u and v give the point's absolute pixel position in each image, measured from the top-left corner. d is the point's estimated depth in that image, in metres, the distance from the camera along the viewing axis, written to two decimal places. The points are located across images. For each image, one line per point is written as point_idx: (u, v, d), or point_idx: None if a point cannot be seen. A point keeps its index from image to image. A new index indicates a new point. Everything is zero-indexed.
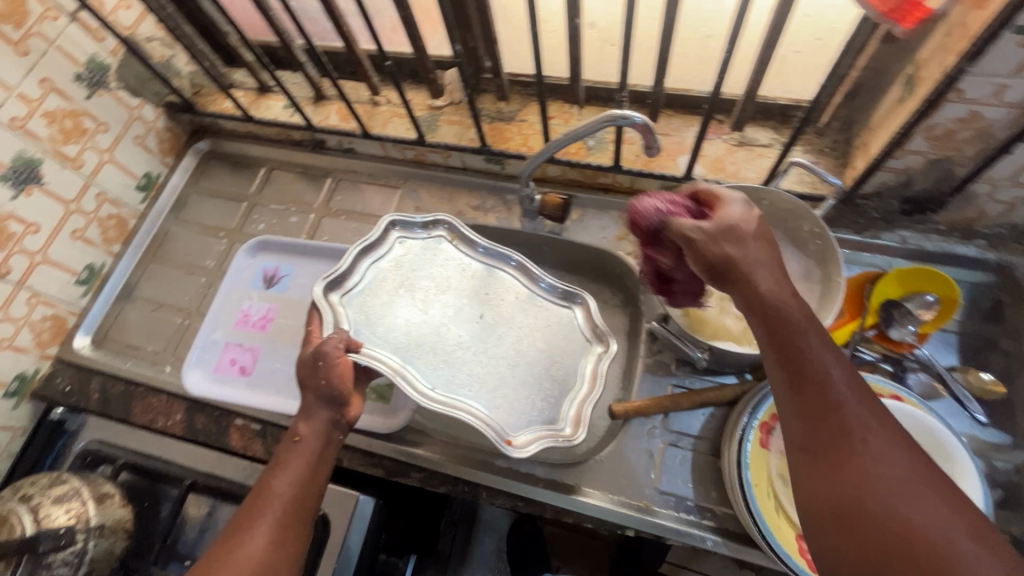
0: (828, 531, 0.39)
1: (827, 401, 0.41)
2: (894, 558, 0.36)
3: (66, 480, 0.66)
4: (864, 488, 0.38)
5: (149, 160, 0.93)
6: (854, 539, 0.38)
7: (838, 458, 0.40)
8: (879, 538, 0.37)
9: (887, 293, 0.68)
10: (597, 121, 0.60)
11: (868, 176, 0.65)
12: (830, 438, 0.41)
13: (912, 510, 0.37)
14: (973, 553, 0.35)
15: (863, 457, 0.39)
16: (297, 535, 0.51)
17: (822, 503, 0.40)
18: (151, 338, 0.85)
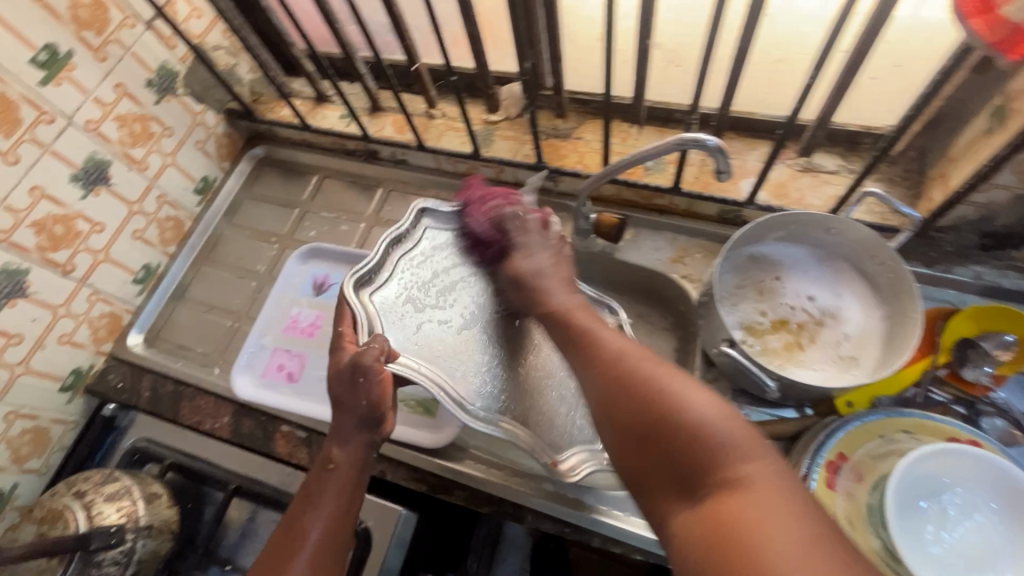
0: (638, 441, 0.42)
1: (600, 355, 0.49)
2: (677, 464, 0.40)
3: (117, 478, 0.66)
4: (641, 404, 0.43)
5: (207, 165, 0.95)
6: (645, 448, 0.42)
7: (614, 384, 0.46)
8: (667, 446, 0.41)
9: (961, 331, 0.64)
10: (670, 143, 0.59)
11: (947, 209, 0.63)
12: (607, 371, 0.47)
13: (716, 430, 0.40)
14: (752, 467, 0.38)
15: (643, 378, 0.44)
16: (332, 567, 0.53)
17: (609, 417, 0.45)
18: (202, 340, 0.86)
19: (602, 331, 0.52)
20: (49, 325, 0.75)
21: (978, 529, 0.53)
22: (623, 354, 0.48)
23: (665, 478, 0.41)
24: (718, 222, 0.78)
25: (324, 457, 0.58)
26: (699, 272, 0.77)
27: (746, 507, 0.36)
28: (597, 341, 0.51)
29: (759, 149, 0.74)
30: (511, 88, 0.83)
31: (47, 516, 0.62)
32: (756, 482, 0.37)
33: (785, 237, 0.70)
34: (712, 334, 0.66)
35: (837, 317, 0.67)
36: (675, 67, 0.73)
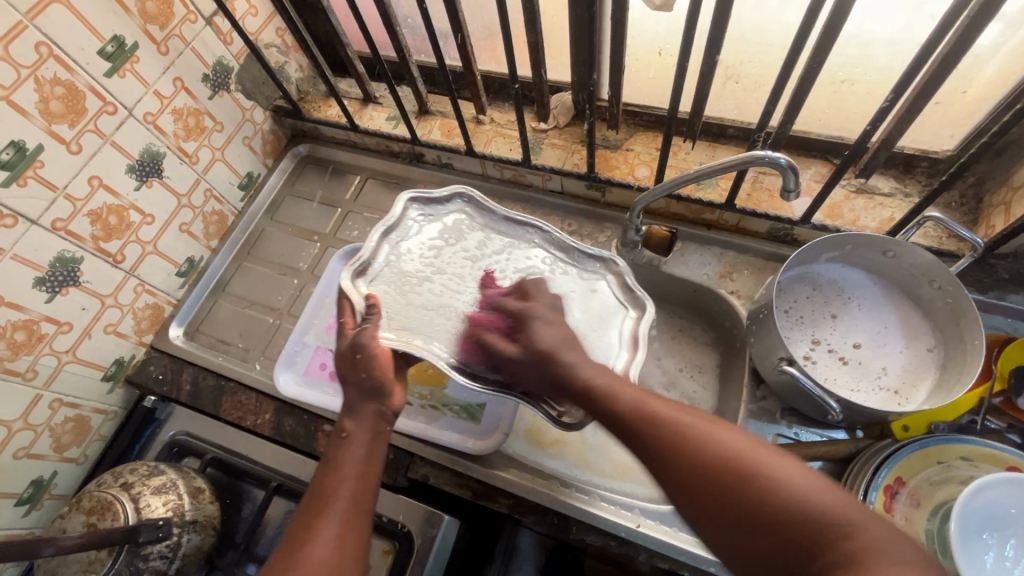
0: (736, 528, 0.39)
1: (654, 434, 0.45)
2: (787, 550, 0.37)
3: (164, 471, 0.66)
4: (732, 492, 0.40)
5: (253, 161, 0.95)
6: (745, 535, 0.39)
7: (687, 474, 0.42)
8: (774, 532, 0.38)
9: (1017, 360, 0.64)
10: (736, 161, 0.59)
11: (1010, 237, 0.62)
12: (671, 458, 0.43)
13: (822, 504, 0.37)
14: (869, 536, 0.36)
15: (723, 461, 0.41)
16: (360, 533, 0.49)
17: (695, 508, 0.42)
18: (243, 335, 0.87)
19: (636, 405, 0.47)
20: (96, 314, 0.75)
21: None
22: (689, 431, 0.44)
23: (782, 563, 0.38)
24: (767, 240, 0.78)
25: (340, 427, 0.54)
26: (747, 288, 0.76)
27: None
28: (646, 424, 0.46)
29: (815, 168, 0.74)
30: (563, 97, 0.83)
31: (95, 507, 0.62)
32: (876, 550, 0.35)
33: (840, 257, 0.70)
34: (765, 352, 0.66)
35: (889, 344, 0.67)
36: (734, 84, 0.73)
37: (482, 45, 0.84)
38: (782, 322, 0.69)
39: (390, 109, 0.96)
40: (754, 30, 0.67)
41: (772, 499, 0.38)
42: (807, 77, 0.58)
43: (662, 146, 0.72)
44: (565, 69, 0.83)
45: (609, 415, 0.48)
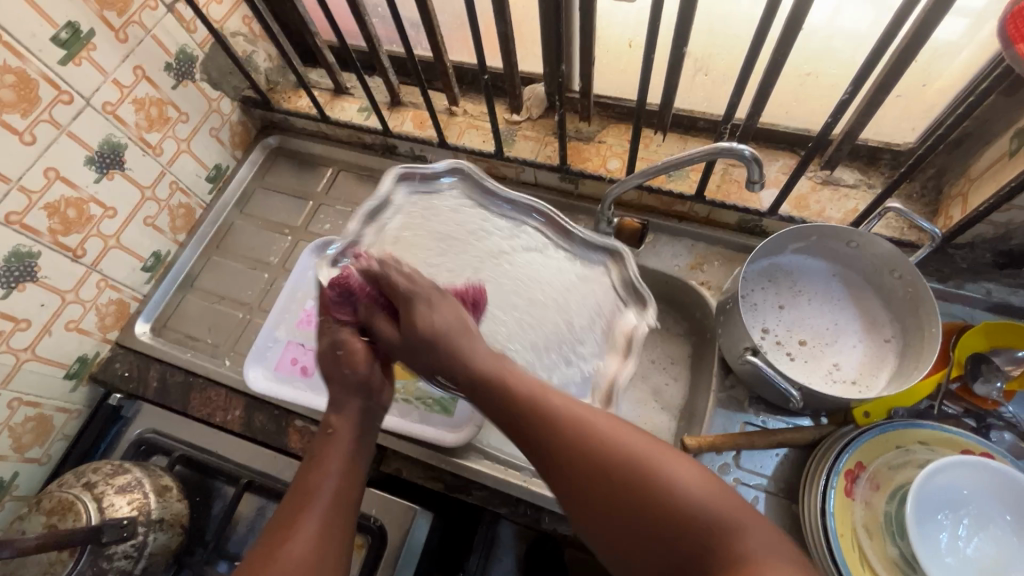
0: (617, 520, 0.41)
1: (547, 426, 0.45)
2: (676, 552, 0.39)
3: (129, 470, 0.65)
4: (620, 491, 0.41)
5: (220, 153, 0.93)
6: (625, 529, 0.40)
7: (576, 464, 0.43)
8: (664, 537, 0.39)
9: (974, 346, 0.66)
10: (701, 152, 0.60)
11: (967, 227, 0.64)
12: (564, 448, 0.44)
13: (708, 510, 0.39)
14: (750, 539, 0.38)
15: (616, 463, 0.42)
16: (346, 515, 0.48)
17: (577, 495, 0.42)
18: (212, 331, 0.85)
19: (531, 391, 0.47)
20: (56, 311, 0.72)
21: (993, 539, 0.54)
22: (591, 422, 0.44)
23: (657, 555, 0.39)
24: (736, 231, 0.79)
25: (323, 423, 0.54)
26: (717, 279, 0.77)
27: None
28: (540, 406, 0.46)
29: (782, 160, 0.75)
30: (535, 88, 0.83)
31: (56, 507, 0.61)
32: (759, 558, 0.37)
33: (804, 248, 0.71)
34: (733, 341, 0.66)
35: (851, 333, 0.69)
36: (703, 76, 0.73)
37: (453, 35, 0.83)
38: (749, 311, 0.70)
39: (362, 100, 0.94)
40: (722, 22, 0.67)
41: (662, 503, 0.39)
42: (772, 70, 0.59)
43: (633, 138, 0.73)
44: (537, 60, 0.82)
45: (504, 398, 0.47)
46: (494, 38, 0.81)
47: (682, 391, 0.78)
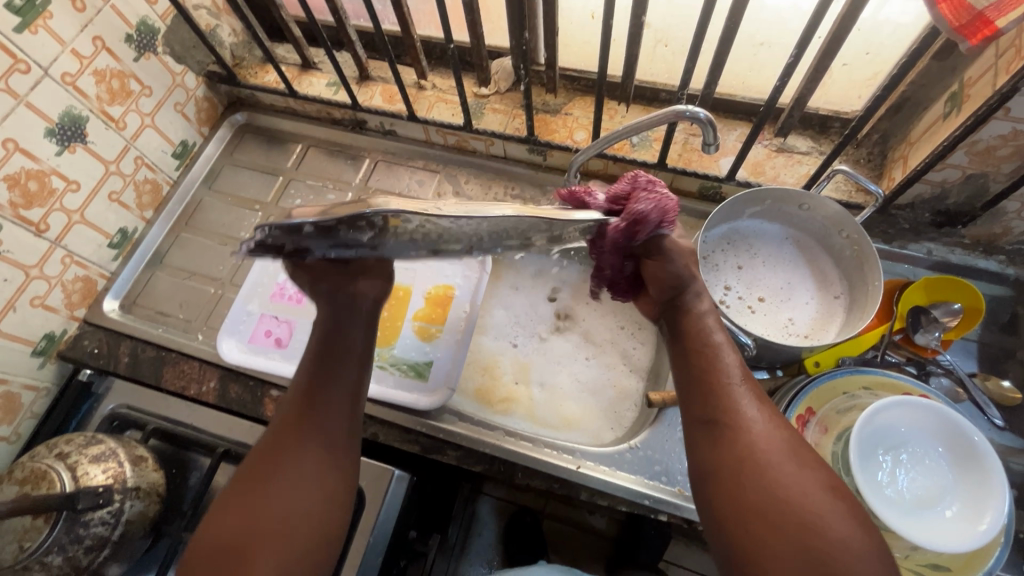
0: (761, 520, 0.44)
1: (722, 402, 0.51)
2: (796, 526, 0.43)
3: (102, 440, 0.65)
4: (775, 501, 0.44)
5: (186, 129, 0.92)
6: (762, 528, 0.44)
7: (744, 465, 0.47)
8: (791, 515, 0.43)
9: (914, 301, 0.70)
10: (660, 116, 0.62)
11: (907, 187, 0.68)
12: (739, 449, 0.48)
13: (853, 548, 0.41)
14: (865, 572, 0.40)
15: (783, 483, 0.45)
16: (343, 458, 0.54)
17: (736, 490, 0.46)
18: (183, 306, 0.85)
19: (738, 397, 0.51)
20: (21, 286, 0.71)
21: (928, 472, 0.58)
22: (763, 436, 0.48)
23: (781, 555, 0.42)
24: (698, 199, 0.82)
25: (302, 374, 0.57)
26: None
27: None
28: (731, 410, 0.50)
29: (739, 129, 0.79)
30: (503, 62, 0.85)
31: (29, 476, 0.61)
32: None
33: (760, 212, 0.75)
34: None
35: (804, 291, 0.73)
36: (663, 47, 0.76)
37: (420, 9, 0.84)
38: (709, 273, 0.73)
39: (330, 75, 0.94)
40: None
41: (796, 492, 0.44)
42: (725, 38, 0.62)
43: (597, 107, 0.75)
44: (503, 34, 0.84)
45: (699, 388, 0.53)
46: (460, 12, 0.82)
47: (649, 355, 0.81)
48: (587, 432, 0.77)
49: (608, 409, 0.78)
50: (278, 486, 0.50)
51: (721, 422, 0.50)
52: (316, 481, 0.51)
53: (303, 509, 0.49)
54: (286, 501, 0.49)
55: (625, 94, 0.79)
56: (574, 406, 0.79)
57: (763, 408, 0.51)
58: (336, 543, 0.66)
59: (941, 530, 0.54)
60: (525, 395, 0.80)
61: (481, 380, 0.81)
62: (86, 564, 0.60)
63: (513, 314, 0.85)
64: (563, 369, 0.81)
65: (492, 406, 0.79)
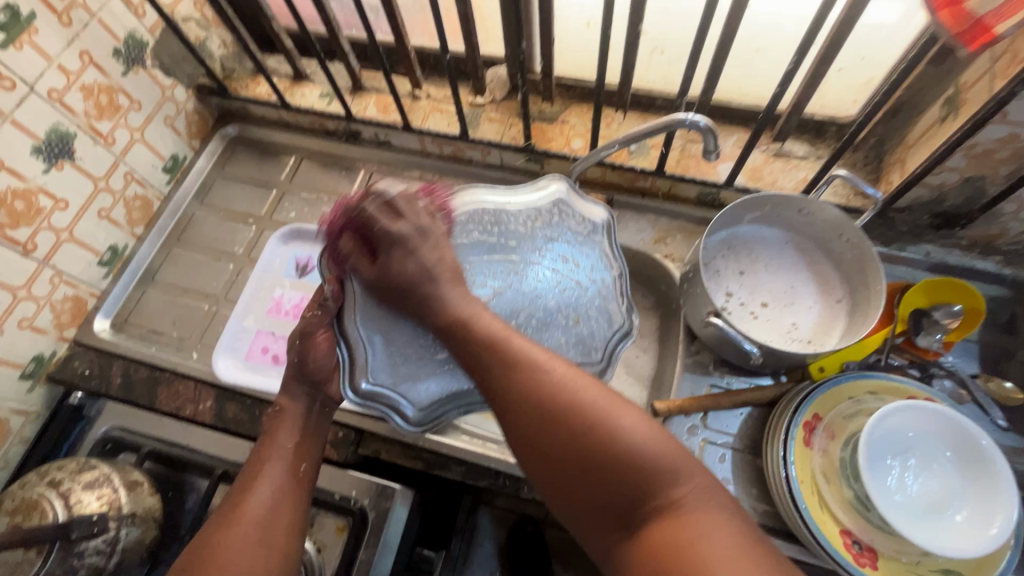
0: (569, 472, 0.41)
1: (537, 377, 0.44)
2: (595, 476, 0.40)
3: (96, 466, 0.63)
4: (567, 441, 0.41)
5: (177, 142, 0.91)
6: (565, 471, 0.41)
7: (552, 421, 0.42)
8: (594, 470, 0.40)
9: (914, 303, 0.71)
10: (659, 125, 0.62)
11: (905, 191, 0.69)
12: (538, 400, 0.43)
13: (641, 457, 0.40)
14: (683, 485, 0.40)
15: (575, 433, 0.41)
16: (302, 487, 0.54)
17: (547, 455, 0.42)
18: (177, 324, 0.83)
19: (525, 352, 0.46)
20: (8, 308, 0.69)
21: (935, 476, 0.58)
22: (567, 380, 0.43)
23: (597, 508, 0.41)
24: (696, 205, 0.82)
25: (273, 408, 0.60)
26: (680, 251, 0.80)
27: (687, 530, 0.38)
28: (517, 369, 0.45)
29: (737, 135, 0.79)
30: (497, 71, 0.84)
31: (20, 507, 0.59)
32: (693, 507, 0.39)
33: (760, 217, 0.75)
34: (695, 308, 0.69)
35: (806, 296, 0.73)
36: (659, 54, 0.76)
37: (414, 18, 0.83)
38: (711, 279, 0.73)
39: (323, 86, 0.93)
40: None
41: (598, 435, 0.41)
42: (722, 46, 0.62)
43: (594, 116, 0.75)
44: (497, 43, 0.83)
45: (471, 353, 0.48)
46: (455, 22, 0.81)
47: (651, 363, 0.81)
48: None
49: None
50: (248, 512, 0.49)
51: (517, 380, 0.44)
52: (276, 500, 0.51)
53: (270, 530, 0.49)
54: (253, 526, 0.48)
55: (622, 101, 0.79)
56: None
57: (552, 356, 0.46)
58: (339, 564, 0.65)
59: (950, 535, 0.54)
60: None
61: None
62: None
63: None
64: None
65: None
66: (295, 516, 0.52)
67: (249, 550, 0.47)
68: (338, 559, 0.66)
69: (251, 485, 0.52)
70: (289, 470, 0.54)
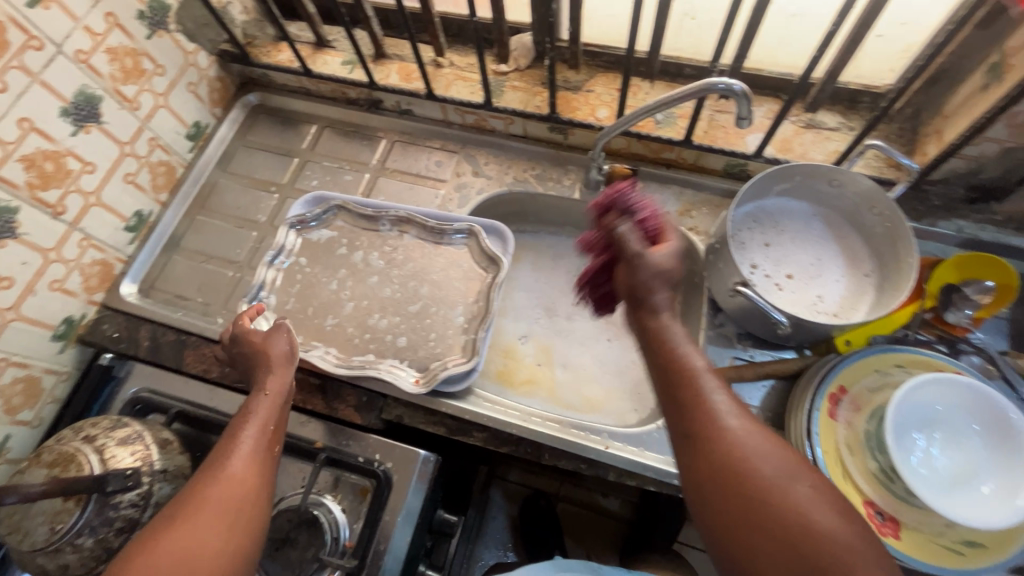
0: (748, 536, 0.40)
1: (702, 411, 0.45)
2: (798, 554, 0.38)
3: (128, 424, 0.65)
4: (774, 509, 0.40)
5: (200, 110, 0.91)
6: (751, 541, 0.40)
7: (737, 485, 0.41)
8: (794, 544, 0.38)
9: (945, 279, 0.69)
10: (692, 90, 0.61)
11: (941, 162, 0.67)
12: (732, 468, 0.42)
13: (848, 548, 0.37)
14: (868, 572, 0.37)
15: (761, 499, 0.40)
16: (276, 435, 0.57)
17: (728, 517, 0.41)
18: (202, 290, 0.84)
19: (719, 407, 0.45)
20: (40, 269, 0.70)
21: (962, 450, 0.58)
22: (753, 440, 0.43)
23: None
24: (723, 177, 0.81)
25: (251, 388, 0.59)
26: (705, 224, 0.79)
27: None
28: (712, 419, 0.44)
29: (767, 106, 0.77)
30: (522, 38, 0.83)
31: (57, 459, 0.60)
32: None
33: (789, 189, 0.73)
34: (721, 279, 0.69)
35: (834, 270, 0.71)
36: (689, 21, 0.74)
37: None
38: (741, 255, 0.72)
39: (345, 53, 0.92)
40: None
41: (796, 516, 0.39)
42: (758, 10, 0.60)
43: (622, 83, 0.73)
44: (523, 8, 0.82)
45: (666, 383, 0.48)
46: None
47: None
48: (611, 414, 0.77)
49: (632, 391, 0.79)
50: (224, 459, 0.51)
51: (700, 436, 0.44)
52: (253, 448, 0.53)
53: (245, 477, 0.50)
54: (228, 470, 0.50)
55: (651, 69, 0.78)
56: (598, 388, 0.79)
57: (743, 417, 0.45)
58: (364, 523, 0.67)
59: (973, 507, 0.53)
60: (547, 376, 0.81)
61: (503, 362, 0.82)
62: (117, 546, 0.60)
63: (535, 296, 0.87)
64: (586, 352, 0.82)
65: (514, 388, 0.80)
66: (267, 487, 0.52)
67: (228, 488, 0.49)
68: (362, 518, 0.68)
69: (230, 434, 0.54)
70: (266, 423, 0.56)
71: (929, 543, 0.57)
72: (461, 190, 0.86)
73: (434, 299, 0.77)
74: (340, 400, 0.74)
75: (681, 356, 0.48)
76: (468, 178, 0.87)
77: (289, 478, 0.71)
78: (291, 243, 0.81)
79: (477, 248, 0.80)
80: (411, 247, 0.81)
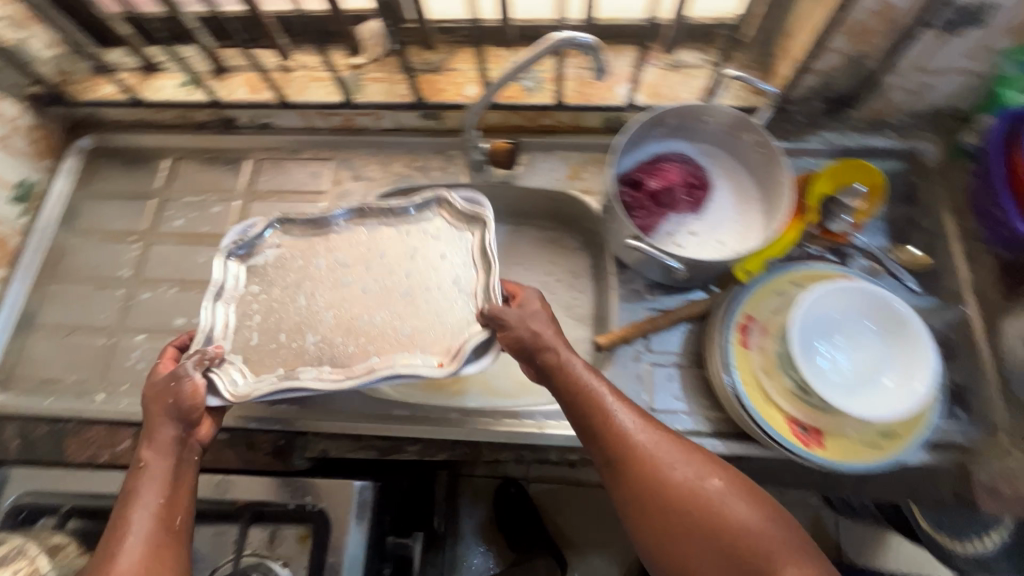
0: (684, 543, 0.48)
1: (622, 442, 0.52)
2: (726, 556, 0.47)
3: (3, 540, 0.56)
4: (693, 520, 0.48)
5: (22, 166, 0.79)
6: (682, 553, 0.48)
7: (663, 507, 0.49)
8: (718, 548, 0.47)
9: (823, 191, 0.72)
10: (544, 49, 0.58)
11: (796, 81, 0.69)
12: (658, 493, 0.50)
13: (759, 535, 0.47)
14: (781, 552, 0.46)
15: (690, 507, 0.49)
16: (182, 496, 0.52)
17: (654, 528, 0.49)
18: (72, 367, 0.74)
19: (632, 431, 0.52)
20: None
21: (864, 348, 0.61)
22: (677, 469, 0.50)
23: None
24: (604, 133, 0.80)
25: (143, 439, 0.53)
26: (596, 183, 0.78)
27: None
28: (634, 450, 0.51)
29: (628, 55, 0.77)
30: (369, 25, 0.77)
31: None
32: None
33: (666, 133, 0.73)
34: (616, 236, 0.69)
35: (724, 205, 0.72)
36: None
37: None
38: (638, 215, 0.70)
39: (181, 74, 0.83)
40: None
41: (718, 521, 0.48)
42: None
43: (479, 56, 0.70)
44: None
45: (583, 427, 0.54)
46: None
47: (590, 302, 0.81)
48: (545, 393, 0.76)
49: None
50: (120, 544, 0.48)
51: (619, 463, 0.51)
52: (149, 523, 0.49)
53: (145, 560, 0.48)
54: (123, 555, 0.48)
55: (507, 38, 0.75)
56: None
57: (660, 433, 0.53)
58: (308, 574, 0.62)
59: (882, 399, 0.57)
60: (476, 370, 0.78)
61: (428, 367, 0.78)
62: None
63: None
64: None
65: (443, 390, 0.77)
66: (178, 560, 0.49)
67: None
68: (306, 568, 0.62)
69: (125, 510, 0.50)
70: (164, 493, 0.51)
71: (856, 446, 0.59)
72: (343, 198, 0.80)
73: (421, 279, 0.63)
74: (255, 448, 0.68)
75: (589, 377, 0.55)
76: (348, 183, 0.81)
77: (216, 548, 0.64)
78: (233, 275, 0.63)
79: (450, 211, 0.67)
80: (375, 232, 0.66)
